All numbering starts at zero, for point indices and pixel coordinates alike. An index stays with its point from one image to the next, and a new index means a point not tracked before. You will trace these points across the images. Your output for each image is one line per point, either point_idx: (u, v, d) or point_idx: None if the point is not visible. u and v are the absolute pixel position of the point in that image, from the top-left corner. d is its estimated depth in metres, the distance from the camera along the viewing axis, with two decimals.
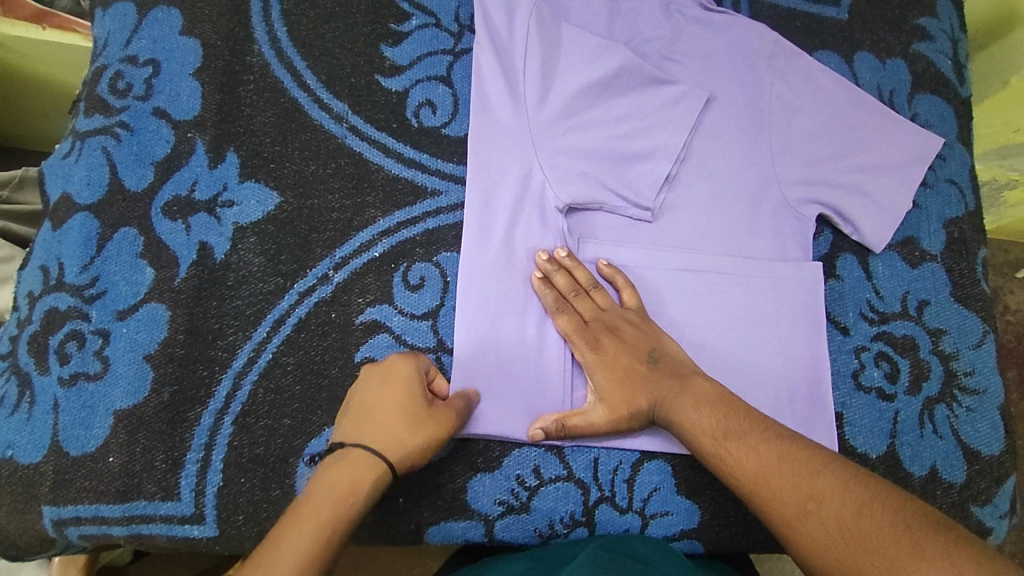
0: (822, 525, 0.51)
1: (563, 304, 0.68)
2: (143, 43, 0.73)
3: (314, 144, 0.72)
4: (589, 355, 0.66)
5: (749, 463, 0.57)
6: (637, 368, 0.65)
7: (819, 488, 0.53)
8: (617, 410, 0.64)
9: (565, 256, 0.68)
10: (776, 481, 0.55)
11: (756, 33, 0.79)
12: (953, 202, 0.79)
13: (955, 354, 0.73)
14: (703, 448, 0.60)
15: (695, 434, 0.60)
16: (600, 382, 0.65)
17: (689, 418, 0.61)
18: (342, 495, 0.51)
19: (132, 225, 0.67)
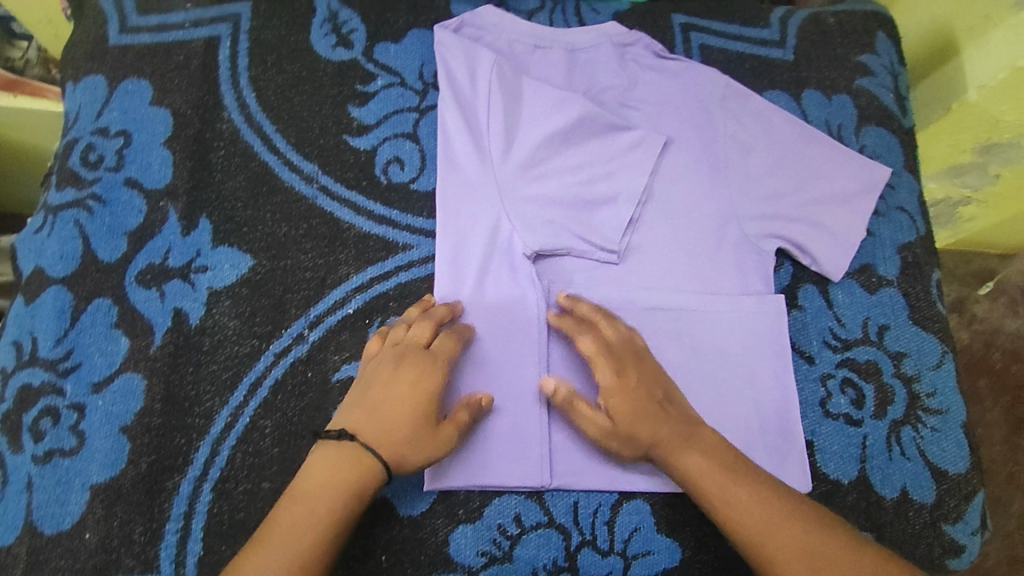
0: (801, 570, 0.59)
1: (585, 328, 0.69)
2: (114, 115, 0.75)
3: (285, 205, 0.74)
4: (611, 379, 0.66)
5: (747, 511, 0.61)
6: (648, 405, 0.65)
7: (809, 541, 0.60)
8: (622, 432, 0.65)
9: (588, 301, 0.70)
10: (772, 530, 0.60)
11: (708, 77, 0.83)
12: (905, 228, 0.82)
13: (916, 376, 0.75)
14: (703, 484, 0.63)
15: (705, 476, 0.63)
16: (615, 405, 0.65)
17: (697, 466, 0.63)
18: (335, 490, 0.59)
19: (106, 295, 0.68)
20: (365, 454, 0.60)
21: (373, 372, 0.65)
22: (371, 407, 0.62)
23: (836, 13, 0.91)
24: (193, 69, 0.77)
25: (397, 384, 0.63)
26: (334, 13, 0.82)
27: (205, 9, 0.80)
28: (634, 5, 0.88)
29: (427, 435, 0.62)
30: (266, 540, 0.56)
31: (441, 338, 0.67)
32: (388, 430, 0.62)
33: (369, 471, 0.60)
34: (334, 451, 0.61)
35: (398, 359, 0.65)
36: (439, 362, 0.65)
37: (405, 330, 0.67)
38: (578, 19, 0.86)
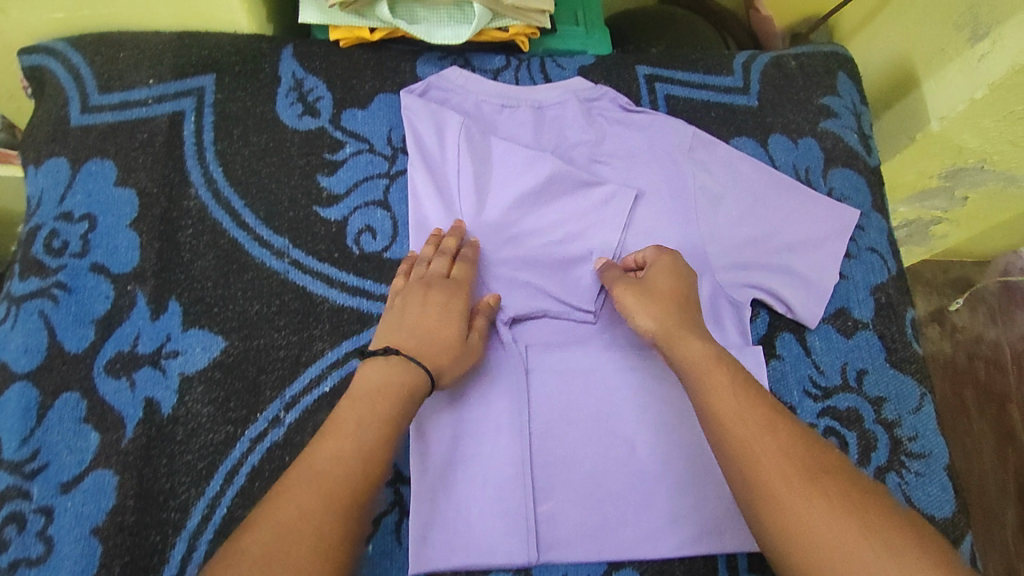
0: (784, 474, 0.55)
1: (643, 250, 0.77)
2: (78, 198, 0.73)
3: (257, 282, 0.73)
4: (663, 257, 0.73)
5: (741, 418, 0.59)
6: (685, 296, 0.70)
7: (793, 446, 0.57)
8: (656, 304, 0.69)
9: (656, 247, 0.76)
10: (761, 436, 0.58)
11: (674, 129, 0.83)
12: (877, 269, 0.83)
13: (897, 420, 0.76)
14: (708, 379, 0.62)
15: (711, 371, 0.63)
16: (658, 279, 0.71)
17: (700, 349, 0.65)
18: (392, 396, 0.62)
19: (74, 389, 0.66)
20: (409, 363, 0.64)
21: (402, 304, 0.69)
22: (407, 326, 0.67)
23: (797, 56, 0.92)
24: (158, 146, 0.76)
25: (428, 307, 0.69)
26: (299, 81, 0.81)
27: (168, 83, 0.79)
28: (599, 58, 0.89)
29: (459, 343, 0.68)
30: (335, 432, 0.60)
31: (457, 266, 0.73)
32: (427, 340, 0.66)
33: (413, 371, 0.63)
34: (381, 362, 0.64)
35: (425, 287, 0.70)
36: (461, 288, 0.71)
37: (426, 265, 0.72)
38: (543, 76, 0.86)
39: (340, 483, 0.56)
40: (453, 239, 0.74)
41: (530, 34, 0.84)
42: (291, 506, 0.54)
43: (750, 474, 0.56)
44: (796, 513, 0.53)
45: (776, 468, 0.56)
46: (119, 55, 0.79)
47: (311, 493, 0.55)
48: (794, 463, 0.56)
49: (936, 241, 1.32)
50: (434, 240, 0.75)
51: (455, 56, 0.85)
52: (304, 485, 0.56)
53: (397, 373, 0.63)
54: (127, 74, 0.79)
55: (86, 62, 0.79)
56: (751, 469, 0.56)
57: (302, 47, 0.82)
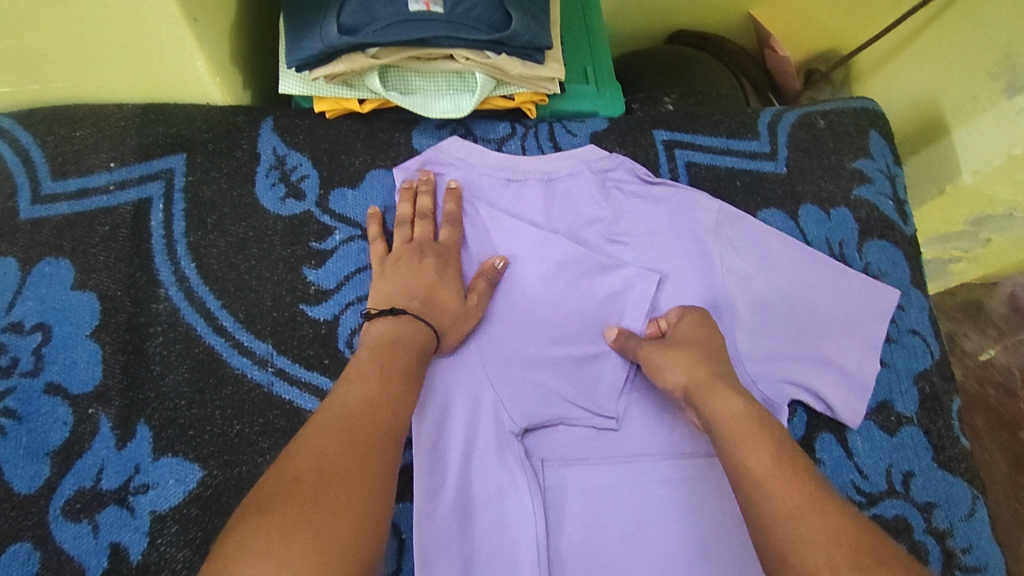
0: (834, 566, 0.45)
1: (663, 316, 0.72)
2: (29, 305, 0.65)
3: (237, 398, 0.64)
4: (691, 312, 0.69)
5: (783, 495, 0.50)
6: (715, 347, 0.66)
7: (847, 535, 0.46)
8: (685, 356, 0.64)
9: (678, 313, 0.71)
10: (803, 515, 0.48)
11: (698, 203, 0.75)
12: (919, 354, 0.76)
13: (949, 529, 0.69)
14: (745, 450, 0.54)
15: (748, 434, 0.55)
16: (684, 331, 0.67)
17: (738, 408, 0.58)
18: (406, 347, 0.61)
19: (26, 538, 0.57)
20: (414, 322, 0.63)
21: (395, 266, 0.67)
22: (403, 285, 0.66)
23: (826, 113, 0.85)
24: (121, 240, 0.68)
25: (424, 271, 0.67)
26: (281, 158, 0.73)
27: (132, 165, 0.70)
28: (612, 122, 0.81)
29: (460, 307, 0.66)
30: (353, 379, 0.56)
31: (445, 230, 0.70)
32: (431, 305, 0.65)
33: (419, 330, 0.62)
34: (388, 321, 0.63)
35: (417, 253, 0.68)
36: (453, 253, 0.70)
37: (410, 229, 0.70)
38: (552, 144, 0.79)
39: (370, 420, 0.53)
40: (428, 186, 0.72)
41: (538, 100, 0.77)
42: (326, 438, 0.50)
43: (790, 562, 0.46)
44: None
45: (822, 558, 0.45)
46: (76, 134, 0.70)
47: (344, 429, 0.51)
48: (847, 554, 0.45)
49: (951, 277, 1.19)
50: (409, 194, 0.71)
51: (455, 125, 0.77)
52: (333, 423, 0.51)
53: (405, 333, 0.62)
54: (85, 156, 0.70)
55: (37, 143, 0.70)
56: (790, 551, 0.47)
57: (283, 120, 0.74)
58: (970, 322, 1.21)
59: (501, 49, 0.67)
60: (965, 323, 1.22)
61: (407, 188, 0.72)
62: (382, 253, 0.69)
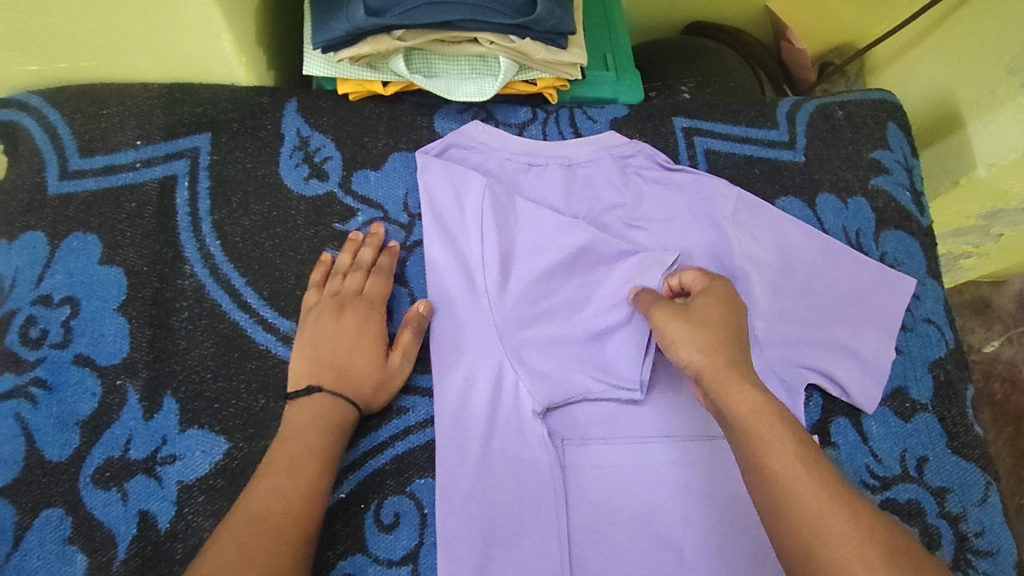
0: (869, 564, 0.46)
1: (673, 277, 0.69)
2: (57, 278, 0.66)
3: (262, 373, 0.65)
4: (712, 288, 0.66)
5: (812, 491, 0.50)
6: (732, 320, 0.63)
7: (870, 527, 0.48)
8: (706, 338, 0.61)
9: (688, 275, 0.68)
10: (834, 512, 0.48)
11: (717, 189, 0.76)
12: (934, 342, 0.77)
13: (962, 514, 0.70)
14: (767, 448, 0.53)
15: (770, 428, 0.54)
16: (707, 308, 0.63)
17: (758, 400, 0.56)
18: (321, 425, 0.61)
19: (57, 504, 0.59)
20: (335, 401, 0.62)
21: (318, 324, 0.65)
22: (325, 347, 0.65)
23: (844, 104, 0.86)
24: (147, 217, 0.69)
25: (343, 330, 0.65)
26: (304, 139, 0.74)
27: (158, 144, 0.71)
28: (632, 109, 0.82)
29: (379, 370, 0.65)
30: (266, 474, 0.57)
31: (372, 280, 0.69)
32: (351, 374, 0.64)
33: (338, 410, 0.62)
34: (304, 401, 0.62)
35: (337, 310, 0.66)
36: (375, 306, 0.68)
37: (340, 279, 0.68)
38: (573, 130, 0.79)
39: (281, 522, 0.54)
40: (372, 240, 0.70)
41: (559, 85, 0.78)
42: (231, 551, 0.51)
43: (823, 559, 0.47)
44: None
45: (855, 554, 0.46)
46: (102, 112, 0.71)
47: (251, 538, 0.52)
48: (875, 549, 0.46)
49: (962, 272, 1.19)
50: (351, 244, 0.70)
51: (476, 109, 0.78)
52: (239, 533, 0.53)
53: (319, 410, 0.61)
54: (112, 134, 0.71)
55: (64, 120, 0.70)
56: (824, 548, 0.47)
57: (307, 101, 0.75)
58: (977, 317, 1.22)
59: (524, 33, 0.68)
60: (971, 318, 1.22)
61: (353, 239, 0.70)
62: (308, 304, 0.67)
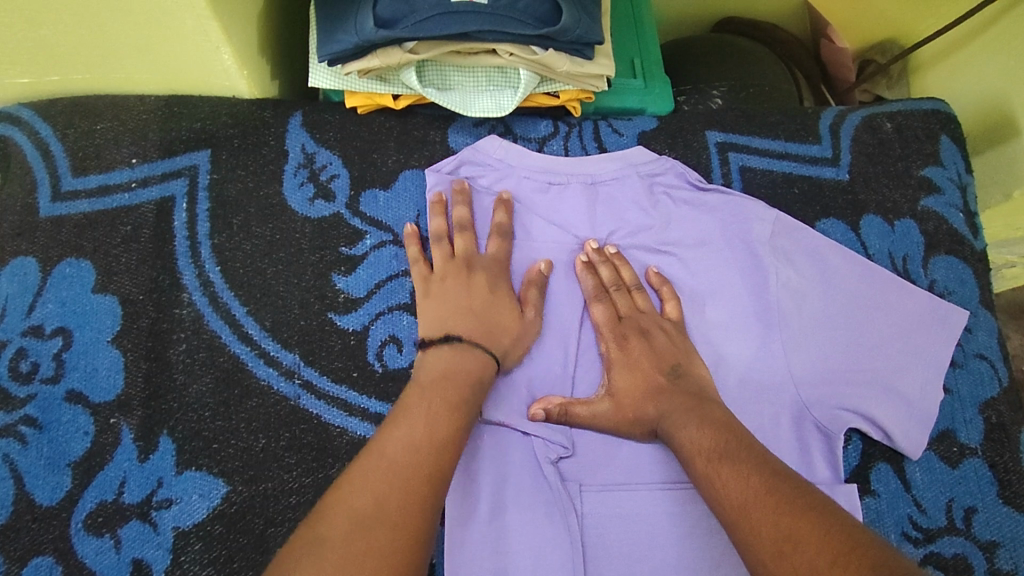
0: (774, 551, 0.45)
1: (601, 294, 0.67)
2: (49, 307, 0.62)
3: (262, 411, 0.61)
4: (614, 351, 0.65)
5: (735, 492, 0.51)
6: (659, 359, 0.63)
7: (789, 509, 0.47)
8: (636, 383, 0.63)
9: (603, 270, 0.68)
10: (754, 502, 0.49)
11: (753, 213, 0.71)
12: (985, 380, 0.71)
13: (1013, 571, 0.65)
14: (705, 467, 0.55)
15: (706, 431, 0.57)
16: (636, 349, 0.64)
17: (697, 422, 0.58)
18: (474, 369, 0.59)
19: (47, 551, 0.56)
20: (470, 348, 0.60)
21: (442, 290, 0.63)
22: (455, 308, 0.62)
23: (893, 114, 0.79)
24: (144, 241, 0.65)
25: (472, 288, 0.63)
26: (309, 156, 0.69)
27: (155, 162, 0.67)
28: (661, 121, 0.76)
29: (519, 322, 0.64)
30: (402, 419, 0.54)
31: (492, 240, 0.66)
32: (490, 325, 0.62)
33: (474, 369, 0.59)
34: (440, 350, 0.60)
35: (466, 268, 0.64)
36: (502, 265, 0.66)
37: (458, 241, 0.65)
38: (597, 145, 0.74)
39: (414, 474, 0.49)
40: (460, 196, 0.67)
41: (584, 97, 0.72)
42: (365, 496, 0.47)
43: (744, 544, 0.48)
44: None
45: (764, 548, 0.46)
46: (97, 127, 0.67)
47: (385, 482, 0.48)
48: (774, 536, 0.46)
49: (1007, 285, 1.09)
50: (441, 208, 0.66)
51: (493, 122, 0.73)
52: (392, 449, 0.51)
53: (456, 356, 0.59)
54: (106, 151, 0.67)
55: (56, 135, 0.66)
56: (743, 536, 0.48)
57: (313, 114, 0.70)
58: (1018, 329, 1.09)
59: (548, 44, 0.62)
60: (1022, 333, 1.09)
61: (438, 201, 0.67)
62: (426, 274, 0.65)
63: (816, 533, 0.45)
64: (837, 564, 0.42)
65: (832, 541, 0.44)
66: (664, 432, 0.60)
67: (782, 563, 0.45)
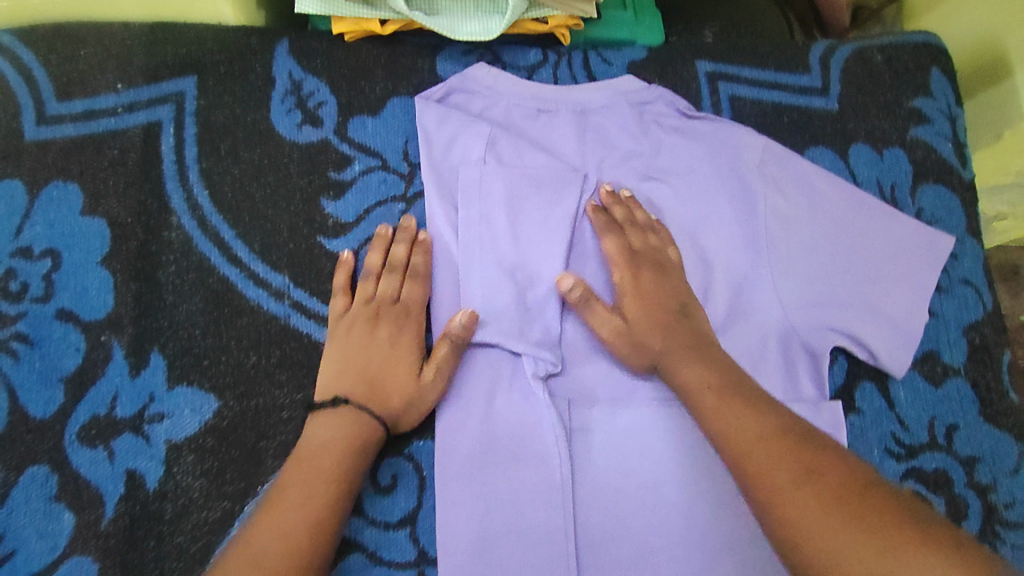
0: (791, 482, 0.46)
1: (613, 229, 0.66)
2: (37, 230, 0.62)
3: (253, 330, 0.62)
4: (626, 281, 0.64)
5: (746, 429, 0.52)
6: (673, 297, 0.63)
7: (803, 449, 0.49)
8: (647, 311, 0.62)
9: (619, 211, 0.67)
10: (767, 441, 0.50)
11: (742, 140, 0.70)
12: (971, 305, 0.72)
13: (992, 485, 0.66)
14: (710, 408, 0.55)
15: (713, 370, 0.57)
16: (648, 282, 0.64)
17: (705, 361, 0.58)
18: (353, 444, 0.57)
19: (41, 462, 0.57)
20: (355, 412, 0.58)
21: (346, 335, 0.61)
22: (354, 362, 0.60)
23: (884, 47, 0.79)
24: (131, 165, 0.64)
25: (376, 342, 0.61)
26: (297, 83, 0.68)
27: (141, 88, 0.66)
28: (652, 52, 0.76)
29: (413, 387, 0.60)
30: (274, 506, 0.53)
31: (408, 284, 0.63)
32: (382, 386, 0.59)
33: (365, 430, 0.57)
34: (329, 415, 0.58)
35: (371, 319, 0.61)
36: (411, 315, 0.63)
37: (373, 283, 0.63)
38: (587, 73, 0.74)
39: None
40: (405, 234, 0.65)
41: (573, 25, 0.72)
42: None
43: (754, 473, 0.49)
44: (796, 529, 0.44)
45: (779, 478, 0.47)
46: (80, 52, 0.66)
47: None
48: (792, 468, 0.47)
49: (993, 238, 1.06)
50: (382, 242, 0.64)
51: (482, 51, 0.73)
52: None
53: (340, 424, 0.57)
54: (90, 76, 0.66)
55: (39, 61, 0.66)
56: (752, 467, 0.49)
57: (299, 42, 0.69)
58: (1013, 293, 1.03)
59: None
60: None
61: (383, 234, 0.65)
62: (341, 311, 0.62)
63: (837, 468, 0.47)
64: (857, 495, 0.44)
65: (850, 475, 0.46)
66: (664, 371, 0.60)
67: (798, 490, 0.46)
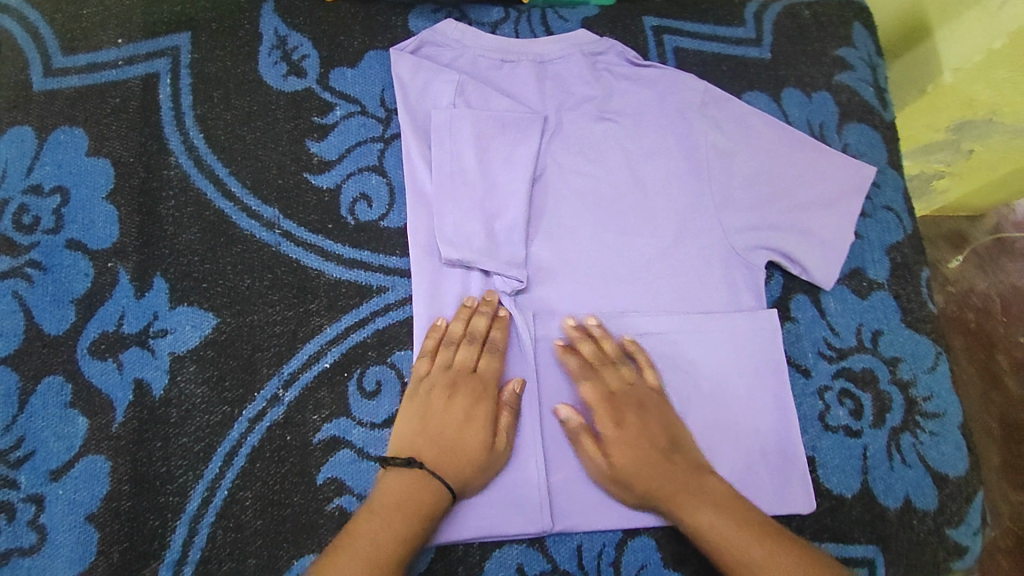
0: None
1: (589, 370, 0.68)
2: (47, 169, 0.68)
3: (246, 256, 0.69)
4: (609, 429, 0.65)
5: (720, 532, 0.60)
6: (659, 437, 0.65)
7: (777, 549, 0.58)
8: (634, 454, 0.64)
9: (594, 326, 0.69)
10: (746, 540, 0.59)
11: (684, 84, 0.78)
12: (892, 228, 0.80)
13: (912, 380, 0.75)
14: (699, 528, 0.61)
15: (715, 526, 0.60)
16: (629, 421, 0.65)
17: (704, 517, 0.61)
18: (422, 507, 0.59)
19: (57, 372, 0.64)
20: (430, 476, 0.60)
21: (426, 401, 0.64)
22: (430, 436, 0.63)
23: (811, 4, 0.88)
24: (132, 111, 0.71)
25: (453, 411, 0.64)
26: (282, 38, 0.76)
27: (139, 43, 0.73)
28: (603, 9, 0.84)
29: (486, 454, 0.63)
30: (347, 546, 0.57)
31: (486, 356, 0.67)
32: (453, 453, 0.62)
33: (440, 501, 0.60)
34: (402, 471, 0.61)
35: (450, 387, 0.65)
36: (488, 389, 0.66)
37: (454, 351, 0.66)
38: (544, 28, 0.82)
39: None
40: (487, 308, 0.68)
41: None
42: None
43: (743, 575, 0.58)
44: None
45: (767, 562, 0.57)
46: (83, 12, 0.74)
47: None
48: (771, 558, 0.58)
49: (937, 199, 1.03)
50: (467, 311, 0.68)
51: (450, 10, 0.81)
52: None
53: (411, 486, 0.60)
54: (92, 33, 0.73)
55: (45, 21, 0.73)
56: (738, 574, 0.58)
57: (284, 2, 0.77)
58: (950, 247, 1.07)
59: None
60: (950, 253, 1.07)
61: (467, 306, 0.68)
62: (421, 375, 0.66)
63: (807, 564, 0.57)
64: None
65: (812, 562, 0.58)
66: (665, 510, 0.63)
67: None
